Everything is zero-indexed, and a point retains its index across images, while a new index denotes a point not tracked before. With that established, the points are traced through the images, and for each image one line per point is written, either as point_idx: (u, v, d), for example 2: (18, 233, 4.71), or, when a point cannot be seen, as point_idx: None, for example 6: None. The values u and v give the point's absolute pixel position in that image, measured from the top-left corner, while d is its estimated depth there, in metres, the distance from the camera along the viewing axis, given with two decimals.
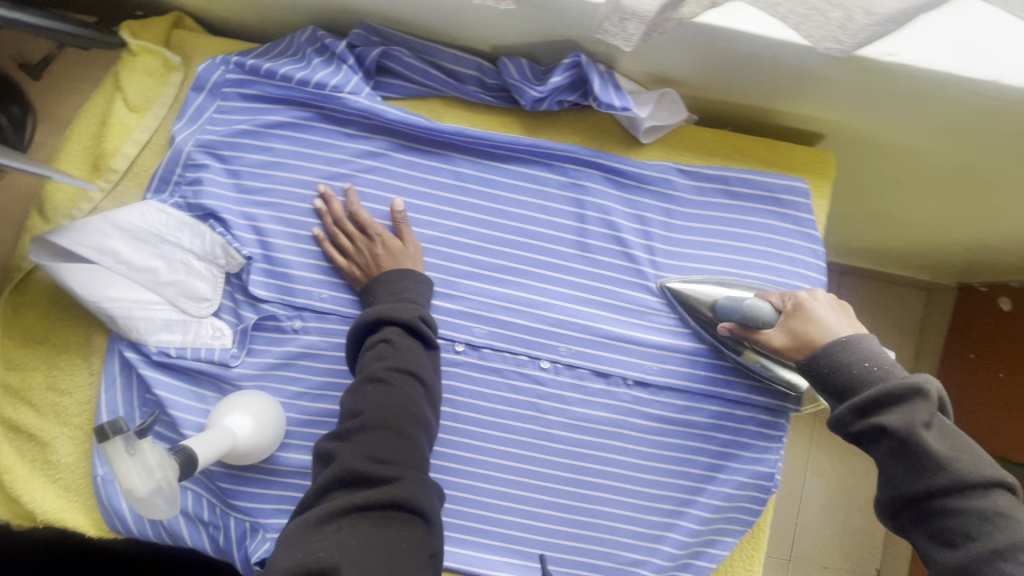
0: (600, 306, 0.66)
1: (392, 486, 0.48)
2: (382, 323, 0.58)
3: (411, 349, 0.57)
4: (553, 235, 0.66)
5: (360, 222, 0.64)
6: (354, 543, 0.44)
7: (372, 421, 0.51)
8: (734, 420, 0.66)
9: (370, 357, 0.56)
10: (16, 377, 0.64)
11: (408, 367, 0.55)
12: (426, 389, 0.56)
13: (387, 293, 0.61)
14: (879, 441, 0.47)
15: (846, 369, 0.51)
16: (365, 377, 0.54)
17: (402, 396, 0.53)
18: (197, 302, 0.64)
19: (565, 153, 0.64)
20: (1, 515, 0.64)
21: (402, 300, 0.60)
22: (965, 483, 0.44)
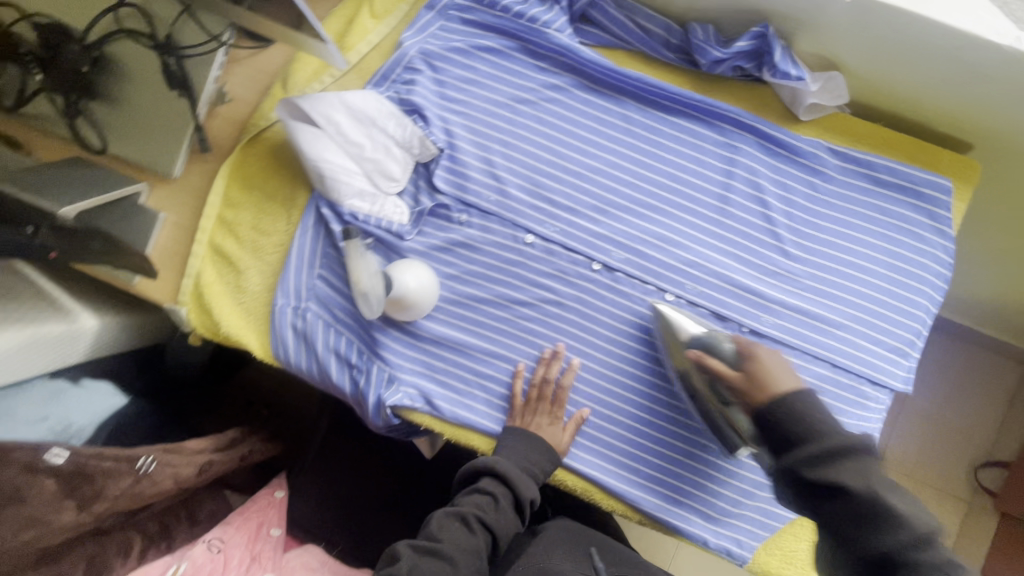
0: (730, 256, 0.73)
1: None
2: (483, 475, 0.72)
3: (502, 507, 0.70)
4: (700, 185, 0.73)
5: (558, 396, 0.73)
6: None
7: (446, 553, 0.66)
8: (834, 386, 0.71)
9: (471, 502, 0.71)
10: (231, 212, 0.78)
11: (490, 524, 0.69)
12: (512, 518, 0.71)
13: (515, 454, 0.71)
14: (840, 495, 0.54)
15: (802, 421, 0.58)
16: (456, 509, 0.70)
17: (475, 544, 0.68)
18: (387, 180, 0.75)
19: (728, 113, 0.72)
20: (192, 322, 0.78)
21: (522, 474, 0.70)
22: (831, 454, 0.55)
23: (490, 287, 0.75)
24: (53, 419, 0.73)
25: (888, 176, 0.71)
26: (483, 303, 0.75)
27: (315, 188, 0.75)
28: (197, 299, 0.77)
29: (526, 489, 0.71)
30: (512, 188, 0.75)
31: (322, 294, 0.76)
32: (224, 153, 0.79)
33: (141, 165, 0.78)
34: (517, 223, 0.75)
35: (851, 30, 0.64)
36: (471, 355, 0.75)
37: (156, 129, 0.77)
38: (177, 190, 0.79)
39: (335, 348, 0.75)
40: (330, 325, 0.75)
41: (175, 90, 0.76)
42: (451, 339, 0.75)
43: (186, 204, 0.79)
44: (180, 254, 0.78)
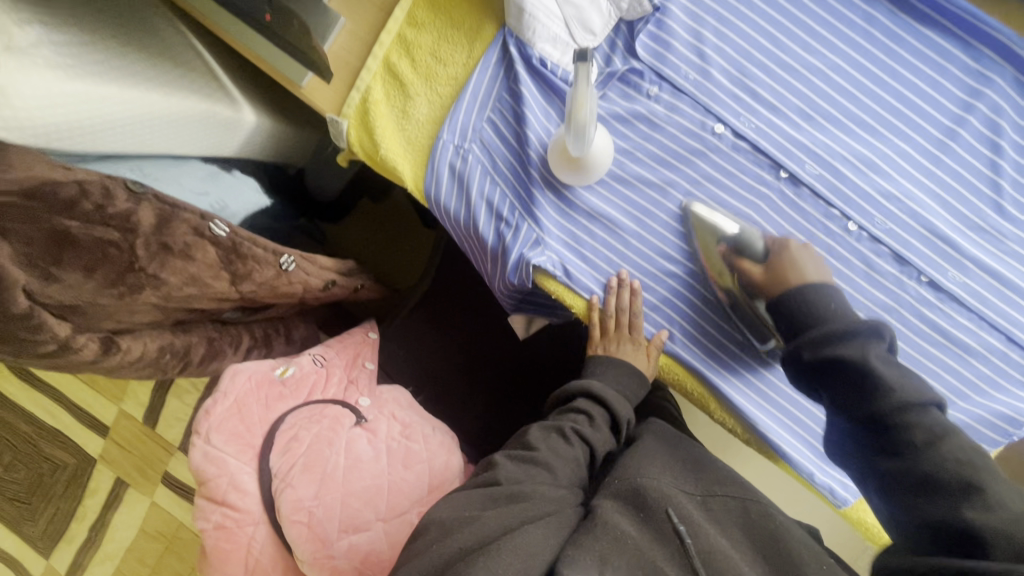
0: (935, 198, 0.66)
1: (548, 515, 0.61)
2: (584, 397, 0.73)
3: (603, 426, 0.71)
4: (929, 111, 0.65)
5: (633, 325, 0.72)
6: (511, 524, 0.58)
7: (543, 460, 0.66)
8: (1003, 361, 0.66)
9: (569, 417, 0.72)
10: (412, 32, 0.74)
11: (589, 438, 0.69)
12: (609, 438, 0.71)
13: (609, 376, 0.74)
14: (841, 369, 0.61)
15: (818, 304, 0.65)
16: (551, 424, 0.71)
17: (575, 456, 0.68)
18: (585, 33, 0.70)
19: (996, 34, 0.62)
20: (350, 138, 0.77)
21: (618, 395, 0.73)
22: (848, 364, 0.61)
23: (662, 173, 0.71)
24: (211, 196, 0.75)
25: None
26: (648, 187, 0.71)
27: (508, 22, 0.70)
28: (360, 116, 0.76)
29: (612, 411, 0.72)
30: (716, 71, 0.69)
31: (485, 139, 0.73)
32: None
33: None
34: (710, 110, 0.69)
35: None
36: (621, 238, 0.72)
37: None
38: None
39: (487, 197, 0.73)
40: (486, 172, 0.73)
41: None
42: (606, 216, 0.72)
43: (368, 13, 0.75)
44: (352, 64, 0.76)
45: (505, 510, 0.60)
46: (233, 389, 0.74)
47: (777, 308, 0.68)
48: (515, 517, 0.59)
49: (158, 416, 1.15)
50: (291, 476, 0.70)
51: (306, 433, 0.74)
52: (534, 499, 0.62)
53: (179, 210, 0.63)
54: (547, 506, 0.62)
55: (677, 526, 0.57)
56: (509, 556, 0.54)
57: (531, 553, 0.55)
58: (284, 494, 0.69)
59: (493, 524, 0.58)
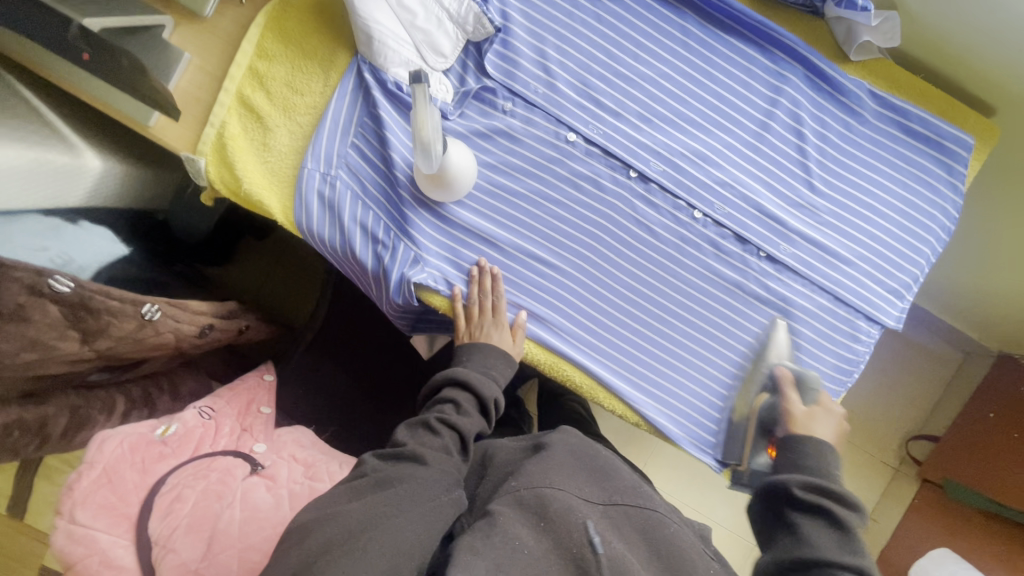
0: (762, 183, 0.75)
1: (418, 501, 0.61)
2: (452, 385, 0.72)
3: (472, 412, 0.70)
4: (743, 108, 0.74)
5: (498, 309, 0.74)
6: (392, 514, 0.58)
7: (412, 453, 0.64)
8: (834, 317, 0.76)
9: (437, 409, 0.70)
10: (264, 65, 0.74)
11: (457, 426, 0.68)
12: (478, 420, 0.70)
13: (479, 361, 0.73)
14: (813, 519, 0.60)
15: (818, 454, 0.66)
16: (422, 420, 0.69)
17: (445, 446, 0.67)
18: (437, 56, 0.73)
19: (785, 40, 0.73)
20: (210, 176, 0.74)
21: (483, 377, 0.72)
22: (821, 510, 0.60)
23: (526, 182, 0.75)
24: (52, 251, 0.69)
25: (915, 124, 0.74)
26: (516, 197, 0.75)
27: (360, 49, 0.72)
28: (218, 152, 0.73)
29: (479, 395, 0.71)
30: (562, 84, 0.74)
31: (352, 165, 0.74)
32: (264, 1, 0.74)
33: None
34: (561, 121, 0.74)
35: None
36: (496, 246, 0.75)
37: None
38: (207, 32, 0.74)
39: (360, 221, 0.73)
40: (355, 197, 0.73)
41: None
42: (479, 228, 0.74)
43: (215, 48, 0.74)
44: (203, 100, 0.73)
45: (386, 499, 0.60)
46: (99, 458, 0.68)
47: (788, 443, 0.68)
48: (398, 509, 0.59)
49: (26, 504, 1.01)
50: (173, 541, 0.65)
51: (190, 491, 0.69)
52: (404, 483, 0.61)
53: (5, 268, 0.57)
54: (430, 493, 0.62)
55: (592, 539, 0.57)
56: (376, 553, 0.55)
57: (404, 547, 0.56)
58: (166, 561, 0.64)
59: (375, 514, 0.58)
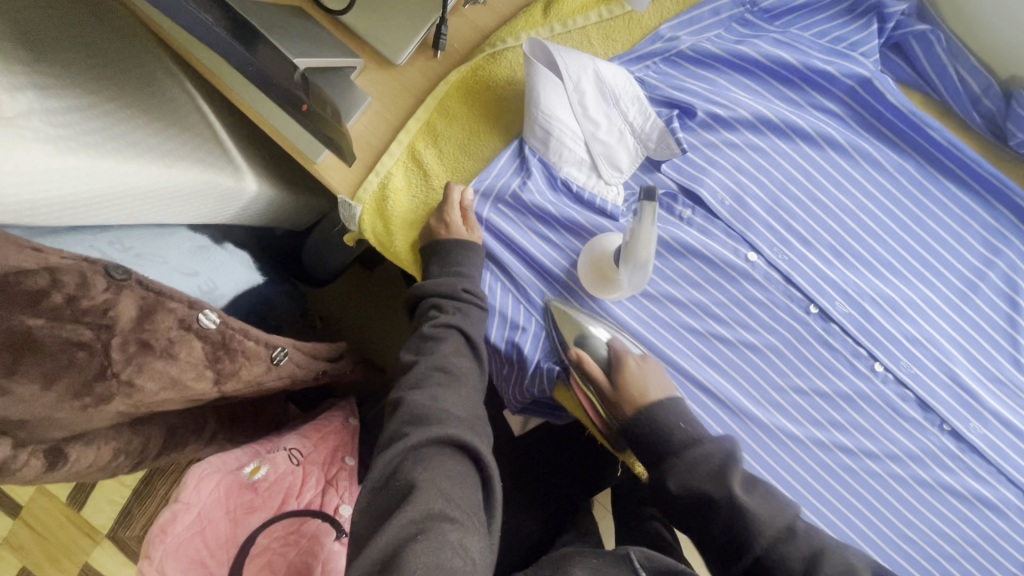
0: (958, 348, 0.66)
1: (459, 497, 0.51)
2: (438, 298, 0.65)
3: (462, 313, 0.64)
4: (951, 263, 0.67)
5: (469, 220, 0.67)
6: (453, 489, 0.51)
7: (425, 414, 0.57)
8: (1021, 518, 0.65)
9: (430, 342, 0.62)
10: (441, 123, 0.71)
11: (444, 362, 0.61)
12: (476, 313, 0.65)
13: (440, 265, 0.66)
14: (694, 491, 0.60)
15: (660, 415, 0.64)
16: (442, 319, 0.63)
17: (454, 392, 0.59)
18: (612, 169, 0.69)
19: (1016, 199, 0.65)
20: (362, 225, 0.71)
21: (467, 296, 0.65)
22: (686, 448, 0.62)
23: (693, 293, 0.68)
24: (199, 277, 0.66)
25: None
26: (678, 306, 0.69)
27: (530, 139, 0.68)
28: (377, 202, 0.70)
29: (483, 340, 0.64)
30: (751, 199, 0.69)
31: (510, 247, 0.70)
32: (457, 58, 0.72)
33: (368, 42, 0.71)
34: (743, 238, 0.69)
35: None
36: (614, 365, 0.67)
37: (394, 8, 0.70)
38: (393, 79, 0.72)
39: (504, 308, 0.69)
40: (503, 284, 0.70)
41: None
42: (631, 331, 0.69)
43: (399, 97, 0.71)
44: (375, 147, 0.71)
45: (437, 471, 0.52)
46: (198, 503, 0.65)
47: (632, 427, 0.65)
48: (460, 484, 0.52)
49: (87, 496, 0.98)
50: None
51: (280, 560, 0.69)
52: (441, 467, 0.52)
53: (164, 297, 0.55)
54: (468, 481, 0.53)
55: None
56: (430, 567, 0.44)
57: (470, 565, 0.46)
58: None
59: (440, 494, 0.50)
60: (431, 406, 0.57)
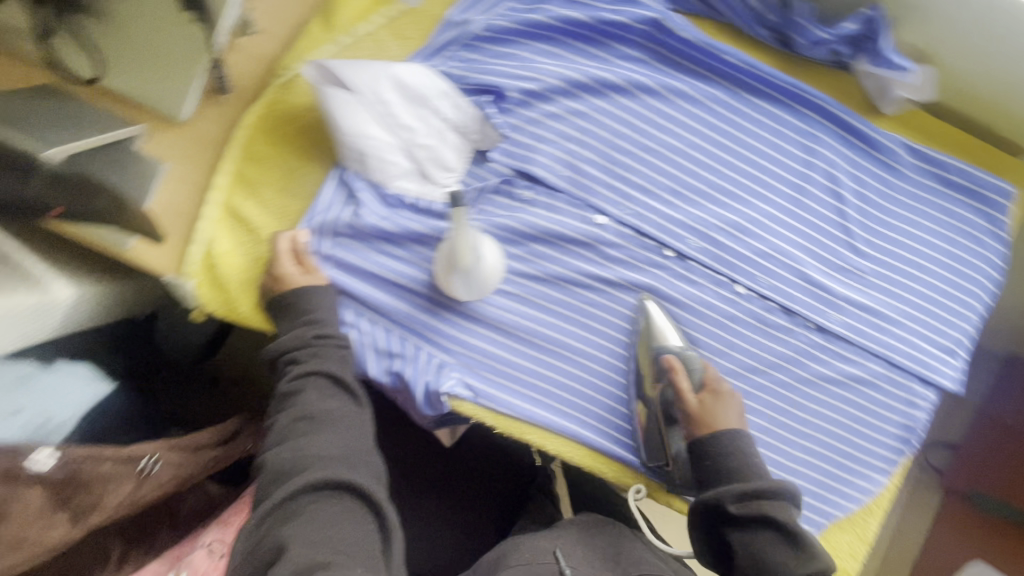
0: (804, 251, 0.71)
1: (338, 544, 0.49)
2: (293, 347, 0.61)
3: (323, 356, 0.60)
4: (778, 173, 0.70)
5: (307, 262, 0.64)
6: (332, 536, 0.49)
7: (292, 467, 0.54)
8: (890, 382, 0.72)
9: (293, 395, 0.59)
10: (253, 170, 0.66)
11: (310, 409, 0.57)
12: (340, 353, 0.61)
13: (291, 316, 0.62)
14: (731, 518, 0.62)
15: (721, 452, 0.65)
16: (297, 369, 0.60)
17: (327, 434, 0.56)
18: (443, 170, 0.66)
19: (815, 101, 0.69)
20: (201, 300, 0.65)
21: (324, 339, 0.61)
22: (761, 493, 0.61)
23: (557, 270, 0.69)
24: (26, 412, 0.59)
25: (947, 171, 0.71)
26: (544, 286, 0.69)
27: (348, 162, 0.65)
28: (209, 271, 0.65)
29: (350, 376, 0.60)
30: (586, 164, 0.68)
31: (362, 282, 0.67)
32: (249, 96, 0.66)
33: (141, 105, 0.64)
34: (589, 204, 0.69)
35: None
36: (639, 348, 0.68)
37: (160, 58, 0.63)
38: (184, 137, 0.65)
39: (375, 340, 0.67)
40: (366, 315, 0.67)
41: (191, 13, 0.61)
42: (509, 324, 0.69)
43: (198, 155, 0.65)
44: (188, 214, 0.65)
45: (312, 522, 0.50)
46: None
47: (694, 447, 0.66)
48: (339, 526, 0.50)
49: None
50: None
51: None
52: (313, 516, 0.50)
53: None
54: (348, 522, 0.51)
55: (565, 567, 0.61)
56: None
57: None
58: None
59: (312, 544, 0.48)
60: (297, 457, 0.55)
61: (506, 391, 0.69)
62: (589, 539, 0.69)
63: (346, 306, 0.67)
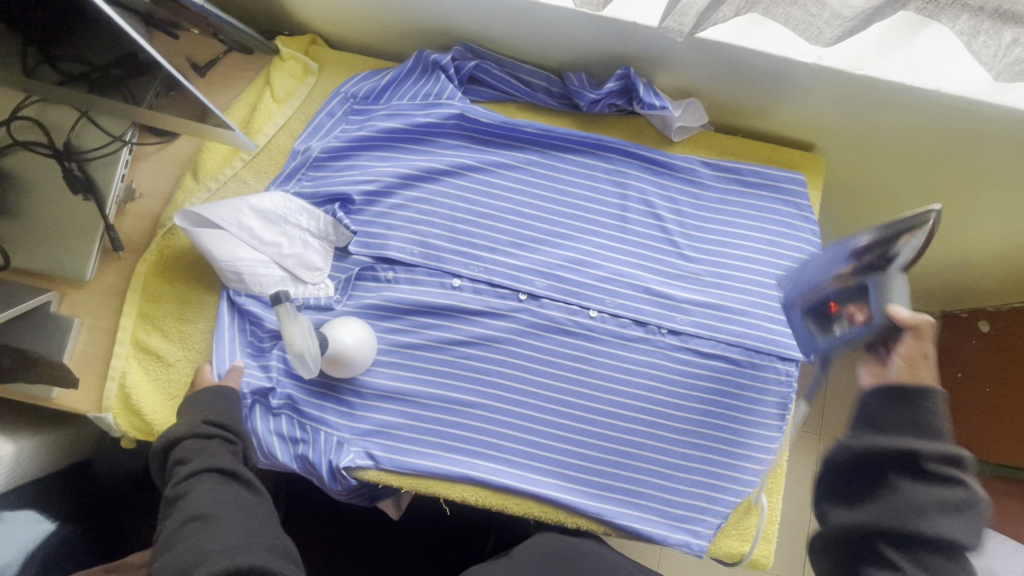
0: (642, 268, 0.80)
1: None
2: (179, 449, 0.65)
3: (210, 453, 0.65)
4: (599, 209, 0.81)
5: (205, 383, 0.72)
6: None
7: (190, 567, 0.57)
8: (753, 367, 0.78)
9: (184, 495, 0.62)
10: (152, 307, 0.77)
11: (202, 507, 0.61)
12: (229, 446, 0.67)
13: (180, 418, 0.67)
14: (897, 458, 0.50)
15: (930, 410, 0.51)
16: (185, 471, 0.64)
17: (220, 530, 0.60)
18: (312, 270, 0.78)
19: (613, 145, 0.81)
20: (121, 427, 0.74)
21: (211, 436, 0.66)
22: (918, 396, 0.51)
23: (427, 333, 0.78)
24: None
25: (745, 175, 0.82)
26: (420, 350, 0.77)
27: (229, 284, 0.75)
28: (123, 401, 0.74)
29: (240, 467, 0.66)
30: (433, 238, 0.79)
31: (260, 381, 0.75)
32: (142, 248, 0.79)
33: (50, 275, 0.76)
34: (443, 271, 0.79)
35: (693, 61, 0.73)
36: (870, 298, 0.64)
37: (64, 236, 0.76)
38: (92, 293, 0.77)
39: (279, 429, 0.75)
40: (266, 410, 0.76)
41: (81, 194, 0.76)
42: (394, 390, 0.76)
43: (104, 305, 0.77)
44: (101, 356, 0.75)
45: None
46: None
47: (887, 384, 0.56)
48: None
49: None
50: None
51: None
52: None
53: None
54: None
55: None
56: None
57: None
58: None
59: None
60: (198, 551, 0.58)
61: (408, 451, 0.74)
62: (544, 557, 0.71)
63: (252, 404, 0.75)
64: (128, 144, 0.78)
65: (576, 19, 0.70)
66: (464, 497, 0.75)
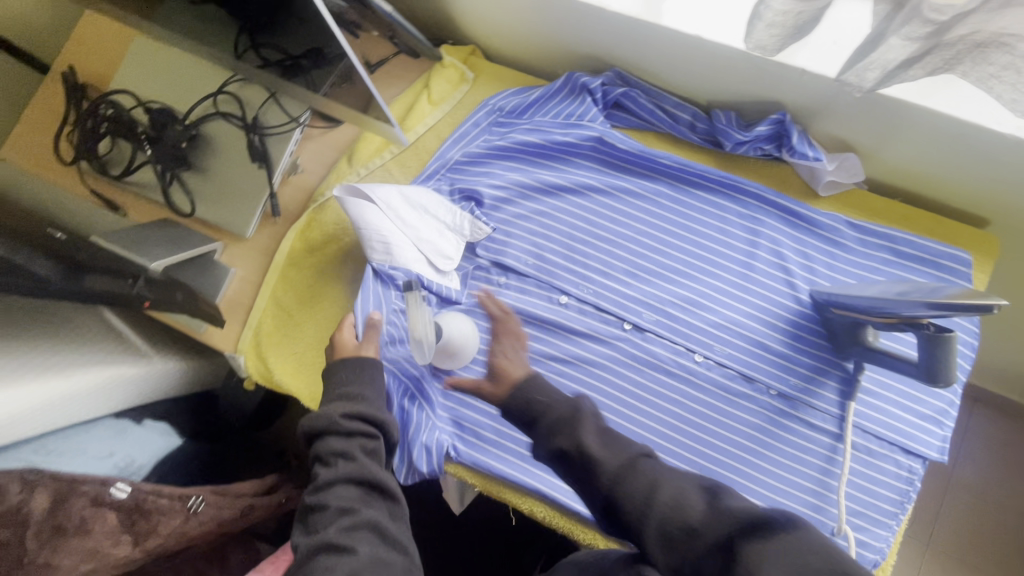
0: (760, 321, 0.75)
1: None
2: (324, 442, 0.64)
3: (350, 453, 0.63)
4: (724, 252, 0.78)
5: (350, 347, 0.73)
6: None
7: None
8: (867, 453, 0.71)
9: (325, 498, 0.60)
10: (293, 270, 0.87)
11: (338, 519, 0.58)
12: (371, 448, 0.64)
13: (325, 410, 0.66)
14: None
15: None
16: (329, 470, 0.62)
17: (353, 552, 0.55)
18: (444, 259, 0.81)
19: (752, 189, 0.78)
20: (248, 369, 0.84)
21: (354, 433, 0.64)
22: None
23: (527, 343, 0.80)
24: (117, 455, 0.78)
25: (898, 243, 0.74)
26: None
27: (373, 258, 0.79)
28: (255, 347, 0.84)
29: (379, 475, 0.62)
30: (549, 252, 0.81)
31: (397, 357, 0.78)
32: (294, 217, 0.89)
33: (219, 226, 0.88)
34: (553, 286, 0.81)
35: (861, 115, 0.69)
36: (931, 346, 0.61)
37: (236, 197, 0.88)
38: (248, 249, 0.89)
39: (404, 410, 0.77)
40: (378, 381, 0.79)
41: (257, 163, 0.87)
42: None
43: (255, 260, 0.88)
44: (244, 304, 0.86)
45: None
46: None
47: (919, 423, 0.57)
48: None
49: None
50: None
51: None
52: None
53: (78, 484, 0.67)
54: None
55: None
56: None
57: None
58: None
59: None
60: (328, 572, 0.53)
61: (489, 453, 0.76)
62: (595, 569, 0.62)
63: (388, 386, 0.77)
64: (302, 125, 0.88)
65: (738, 59, 0.68)
66: (529, 509, 0.75)
